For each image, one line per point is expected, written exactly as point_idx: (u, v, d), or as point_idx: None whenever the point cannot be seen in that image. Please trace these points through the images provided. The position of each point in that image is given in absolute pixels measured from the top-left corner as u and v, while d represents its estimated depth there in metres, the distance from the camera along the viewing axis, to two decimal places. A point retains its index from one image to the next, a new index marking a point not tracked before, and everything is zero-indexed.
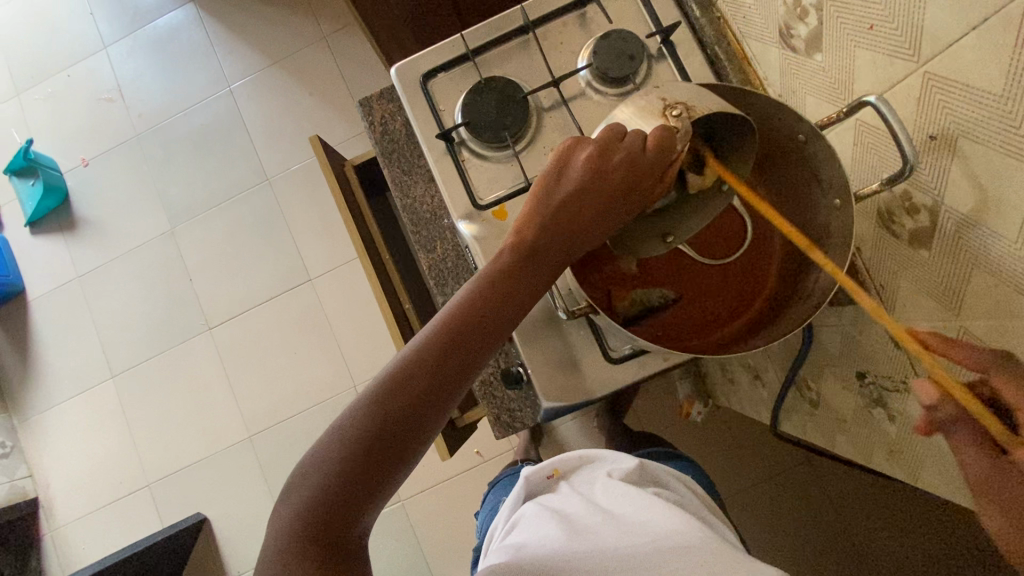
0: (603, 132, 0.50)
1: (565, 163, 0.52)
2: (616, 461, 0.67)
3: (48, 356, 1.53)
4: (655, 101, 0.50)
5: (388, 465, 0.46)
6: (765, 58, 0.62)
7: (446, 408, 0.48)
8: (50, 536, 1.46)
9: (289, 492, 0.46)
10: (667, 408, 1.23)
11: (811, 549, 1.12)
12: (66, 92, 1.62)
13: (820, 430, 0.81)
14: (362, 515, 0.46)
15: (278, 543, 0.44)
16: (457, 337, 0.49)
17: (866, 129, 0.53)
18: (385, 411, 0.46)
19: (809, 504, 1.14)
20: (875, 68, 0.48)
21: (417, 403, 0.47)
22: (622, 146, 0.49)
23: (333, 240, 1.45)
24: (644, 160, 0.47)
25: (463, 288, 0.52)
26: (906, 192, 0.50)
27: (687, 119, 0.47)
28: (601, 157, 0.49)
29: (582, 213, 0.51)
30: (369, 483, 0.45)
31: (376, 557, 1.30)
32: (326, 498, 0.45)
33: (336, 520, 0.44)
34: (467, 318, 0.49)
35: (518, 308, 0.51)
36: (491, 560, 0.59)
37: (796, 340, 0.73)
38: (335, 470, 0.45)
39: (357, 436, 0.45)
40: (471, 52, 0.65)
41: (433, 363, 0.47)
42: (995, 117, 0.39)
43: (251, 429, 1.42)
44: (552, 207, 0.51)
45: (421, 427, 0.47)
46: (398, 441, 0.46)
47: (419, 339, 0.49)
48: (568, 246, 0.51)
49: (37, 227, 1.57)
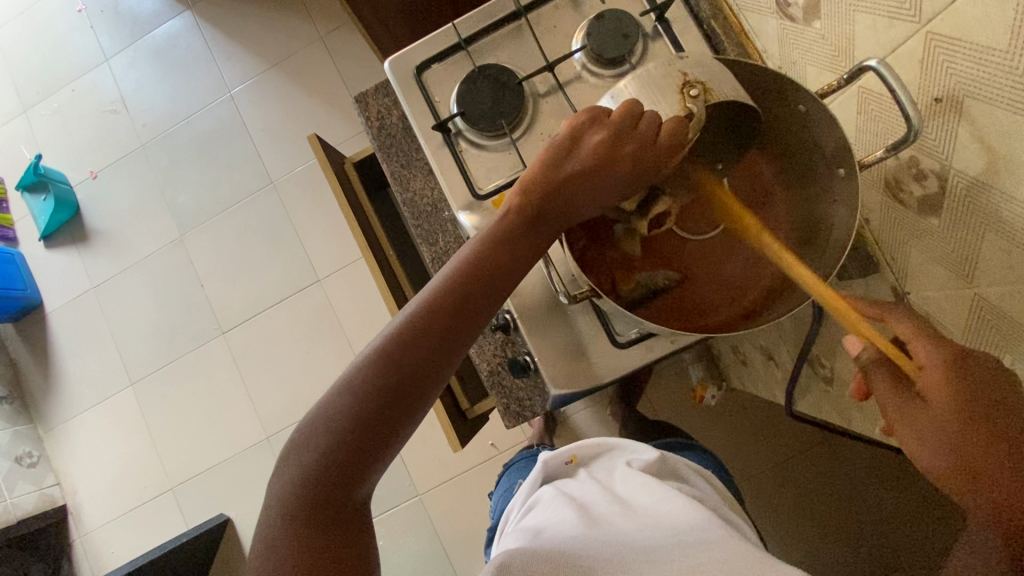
0: (618, 113, 0.49)
1: (577, 138, 0.51)
2: (635, 450, 0.66)
3: (69, 366, 1.56)
4: (674, 72, 0.49)
5: (389, 429, 0.48)
6: (764, 29, 0.61)
7: (443, 374, 0.49)
8: (79, 541, 1.49)
9: (295, 444, 0.48)
10: (680, 392, 1.22)
11: (789, 517, 1.13)
12: (71, 106, 1.64)
13: (836, 407, 0.80)
14: (366, 480, 0.48)
15: (287, 499, 0.46)
16: (461, 302, 0.50)
17: (869, 96, 0.51)
18: (392, 367, 0.47)
19: (830, 497, 1.12)
20: (876, 32, 0.47)
21: (419, 368, 0.48)
22: (636, 134, 0.48)
23: (340, 239, 1.46)
24: (655, 151, 0.48)
25: (466, 248, 0.52)
26: (913, 158, 0.49)
27: (702, 102, 0.48)
28: (612, 144, 0.49)
29: (584, 189, 0.51)
30: (374, 444, 0.47)
31: (397, 552, 1.31)
32: (336, 459, 0.46)
33: (343, 481, 0.47)
34: (469, 283, 0.50)
35: (518, 275, 0.52)
36: (506, 543, 0.60)
37: (805, 318, 0.72)
38: (342, 432, 0.47)
39: (365, 392, 0.47)
40: (464, 41, 0.64)
41: (439, 324, 0.49)
42: (1000, 74, 0.38)
43: (270, 429, 1.43)
44: (558, 179, 0.51)
45: (421, 393, 0.48)
46: (403, 400, 0.48)
47: (424, 304, 0.49)
48: (567, 215, 0.52)
49: (50, 240, 1.59)
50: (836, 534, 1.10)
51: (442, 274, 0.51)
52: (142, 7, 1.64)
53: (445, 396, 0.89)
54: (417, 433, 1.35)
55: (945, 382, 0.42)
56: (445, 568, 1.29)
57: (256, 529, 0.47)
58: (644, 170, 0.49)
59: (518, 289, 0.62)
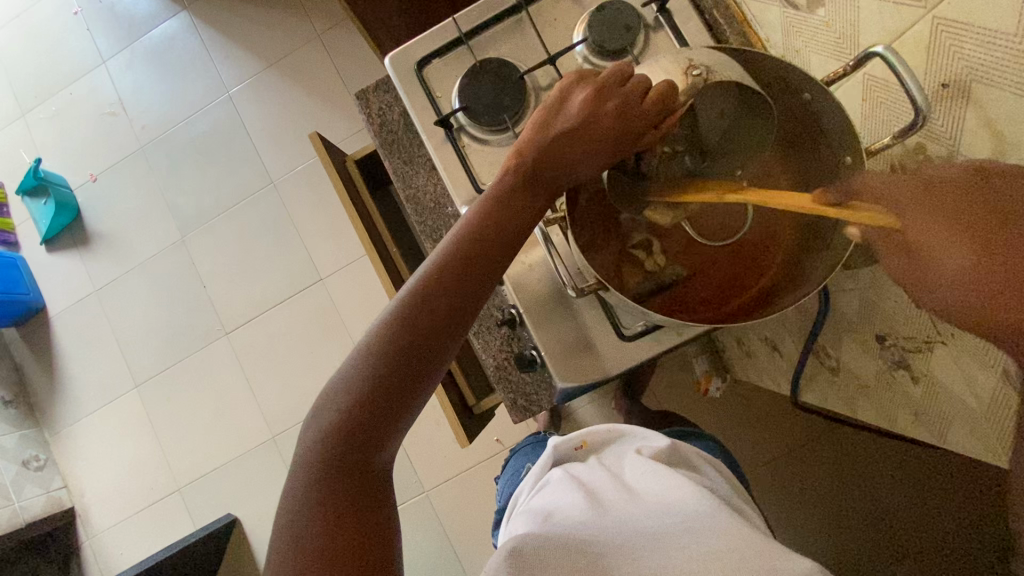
0: (607, 72, 0.52)
1: (565, 98, 0.53)
2: (645, 438, 0.66)
3: (74, 369, 1.56)
4: (682, 58, 0.50)
5: (403, 399, 0.48)
6: (767, 17, 0.61)
7: (452, 343, 0.50)
8: (88, 543, 1.49)
9: (312, 421, 0.49)
10: (686, 385, 1.21)
11: (791, 501, 1.13)
12: (69, 109, 1.64)
13: (841, 397, 0.81)
14: (383, 447, 0.49)
15: (308, 464, 0.47)
16: (464, 271, 0.50)
17: (876, 83, 0.51)
18: (403, 332, 0.48)
19: (843, 493, 1.11)
20: (882, 18, 0.46)
21: (429, 336, 0.48)
22: (620, 92, 0.51)
23: (342, 238, 1.46)
24: (639, 109, 0.49)
25: (467, 215, 0.52)
26: (920, 144, 0.49)
27: (703, 80, 0.48)
28: (599, 98, 0.51)
29: (574, 146, 0.51)
30: (388, 416, 0.48)
31: (405, 549, 1.31)
32: (353, 423, 0.47)
33: (361, 447, 0.48)
34: (472, 248, 0.50)
35: (516, 250, 0.52)
36: (515, 524, 0.60)
37: (812, 306, 0.73)
38: (357, 400, 0.47)
39: (377, 357, 0.48)
40: (465, 35, 0.64)
41: (445, 291, 0.49)
42: (1010, 58, 0.38)
43: (275, 429, 1.43)
44: (550, 139, 0.51)
45: (429, 362, 0.49)
46: (413, 369, 0.48)
47: (427, 272, 0.50)
48: (563, 175, 0.51)
49: (52, 244, 1.59)
50: (844, 526, 1.10)
51: (444, 242, 0.51)
52: (138, 8, 1.63)
53: (450, 393, 0.88)
54: (422, 430, 1.36)
55: (931, 215, 0.43)
56: (453, 565, 1.29)
57: (281, 493, 0.48)
58: (625, 131, 0.50)
59: (523, 282, 0.62)
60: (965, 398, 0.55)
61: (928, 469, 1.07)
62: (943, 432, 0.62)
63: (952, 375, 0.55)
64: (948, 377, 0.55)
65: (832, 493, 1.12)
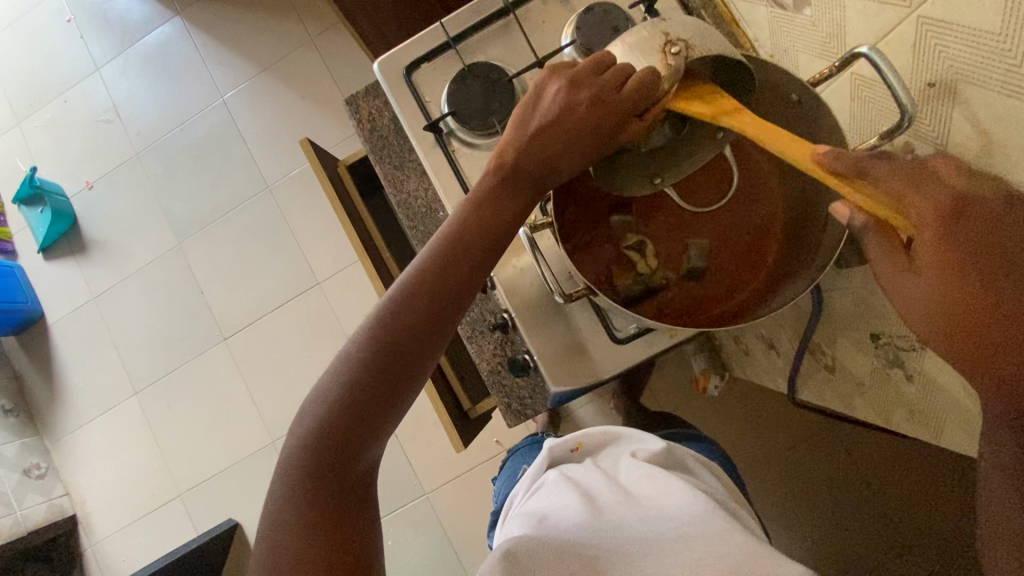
0: (584, 63, 0.49)
1: (540, 93, 0.50)
2: (641, 440, 0.65)
3: (72, 378, 1.56)
4: (656, 35, 0.47)
5: (383, 403, 0.48)
6: (754, 17, 0.61)
7: (434, 347, 0.49)
8: (90, 550, 1.50)
9: (296, 425, 0.49)
10: (684, 384, 1.21)
11: (788, 495, 1.13)
12: (64, 118, 1.64)
13: (837, 395, 0.80)
14: (365, 451, 0.48)
15: (291, 469, 0.47)
16: (443, 274, 0.49)
17: (863, 82, 0.51)
18: (382, 338, 0.48)
19: (841, 491, 1.11)
20: (867, 18, 0.46)
21: (409, 340, 0.48)
22: (595, 81, 0.48)
23: (337, 241, 1.46)
24: (615, 97, 0.46)
25: (451, 218, 0.52)
26: (908, 143, 0.48)
27: (683, 57, 0.45)
28: (573, 90, 0.48)
29: (554, 143, 0.49)
30: (369, 421, 0.48)
31: (405, 552, 1.31)
32: (333, 428, 0.47)
33: (342, 452, 0.47)
34: (454, 250, 0.50)
35: (499, 249, 0.51)
36: (510, 526, 0.60)
37: (806, 304, 0.72)
38: (337, 406, 0.47)
39: (357, 361, 0.48)
40: (454, 39, 0.64)
41: (423, 295, 0.49)
42: (994, 58, 0.38)
43: (274, 433, 1.43)
44: (527, 138, 0.50)
45: (411, 366, 0.48)
46: (391, 374, 0.48)
47: (407, 277, 0.49)
48: (546, 168, 0.50)
49: (49, 252, 1.60)
50: (840, 520, 1.10)
51: (428, 245, 0.51)
52: (131, 15, 1.63)
53: (446, 397, 0.88)
54: (422, 433, 1.36)
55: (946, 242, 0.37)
56: (453, 567, 1.29)
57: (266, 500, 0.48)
58: (601, 123, 0.47)
59: (514, 287, 0.62)
60: (958, 396, 0.54)
61: (929, 471, 1.07)
62: (939, 430, 0.61)
63: (946, 375, 0.54)
64: (943, 376, 0.55)
65: (829, 487, 1.12)
